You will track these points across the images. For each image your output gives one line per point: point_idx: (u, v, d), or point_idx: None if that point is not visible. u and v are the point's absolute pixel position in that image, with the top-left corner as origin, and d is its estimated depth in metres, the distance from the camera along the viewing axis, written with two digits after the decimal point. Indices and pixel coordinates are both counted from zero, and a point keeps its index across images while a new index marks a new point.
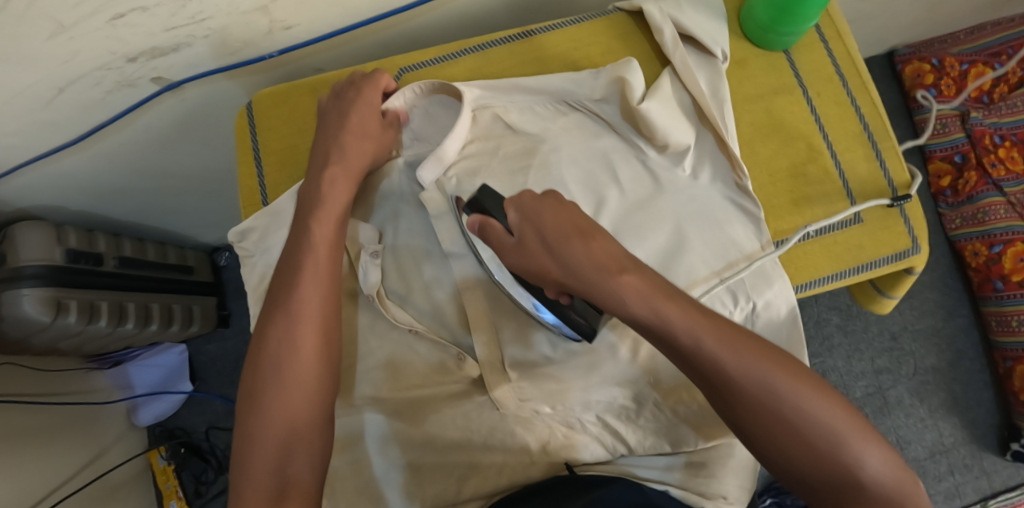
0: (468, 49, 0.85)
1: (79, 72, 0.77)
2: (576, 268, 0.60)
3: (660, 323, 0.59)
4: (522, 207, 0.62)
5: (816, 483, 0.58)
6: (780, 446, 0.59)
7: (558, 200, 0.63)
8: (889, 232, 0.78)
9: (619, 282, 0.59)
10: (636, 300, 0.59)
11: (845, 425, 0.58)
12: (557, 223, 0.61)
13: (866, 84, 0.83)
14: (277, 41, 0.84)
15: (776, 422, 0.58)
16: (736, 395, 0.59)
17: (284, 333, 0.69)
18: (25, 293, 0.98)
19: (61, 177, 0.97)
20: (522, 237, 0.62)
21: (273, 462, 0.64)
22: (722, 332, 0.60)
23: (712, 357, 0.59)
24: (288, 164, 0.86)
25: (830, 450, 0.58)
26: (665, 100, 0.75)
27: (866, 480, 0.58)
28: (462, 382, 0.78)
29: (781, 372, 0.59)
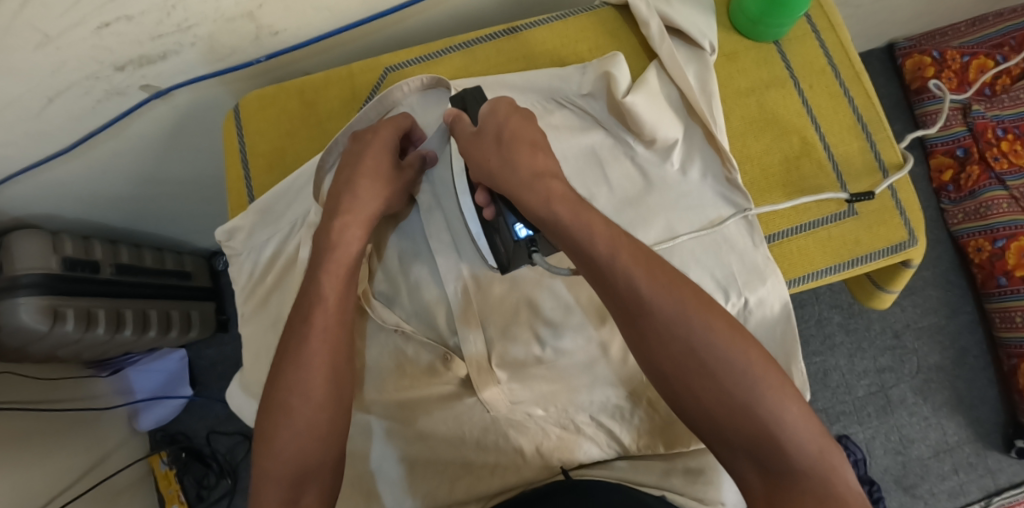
0: (455, 46, 0.84)
1: (67, 82, 0.77)
2: (513, 165, 0.66)
3: (581, 243, 0.62)
4: (495, 107, 0.69)
5: (729, 432, 0.58)
6: (693, 385, 0.59)
7: (528, 116, 0.69)
8: (884, 224, 0.77)
9: (547, 185, 0.65)
10: (557, 201, 0.64)
11: (764, 377, 0.58)
12: (519, 127, 0.68)
13: (859, 74, 0.82)
14: (264, 46, 0.83)
15: (691, 358, 0.59)
16: (651, 322, 0.60)
17: (296, 379, 0.68)
18: (22, 303, 0.98)
19: (56, 186, 0.97)
20: (483, 127, 0.68)
21: (284, 497, 0.65)
22: (641, 261, 0.62)
23: (631, 284, 0.61)
24: (277, 166, 0.86)
25: (741, 394, 0.58)
26: (652, 94, 0.74)
27: (780, 435, 0.57)
28: (451, 384, 0.78)
29: (698, 309, 0.60)
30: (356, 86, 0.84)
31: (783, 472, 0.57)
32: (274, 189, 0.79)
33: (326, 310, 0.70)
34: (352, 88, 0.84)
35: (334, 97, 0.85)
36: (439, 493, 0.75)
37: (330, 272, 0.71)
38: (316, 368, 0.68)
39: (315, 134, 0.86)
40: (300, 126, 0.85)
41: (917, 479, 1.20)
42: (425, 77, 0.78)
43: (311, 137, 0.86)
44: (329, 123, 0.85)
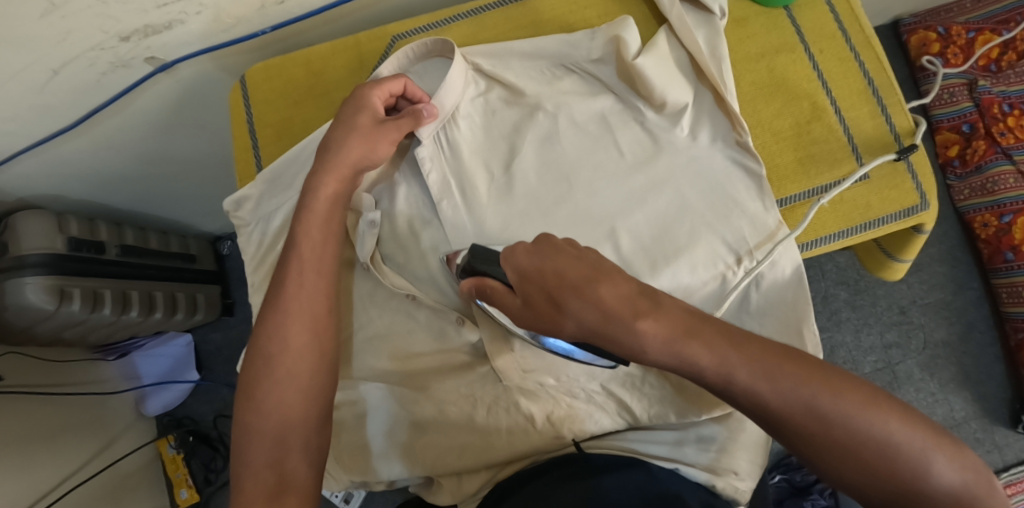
0: (462, 14, 0.86)
1: (72, 53, 0.76)
2: (588, 322, 0.56)
3: (684, 365, 0.56)
4: (520, 267, 0.59)
5: (886, 499, 0.55)
6: (836, 467, 0.55)
7: (553, 246, 0.58)
8: (896, 188, 0.79)
9: (635, 325, 0.54)
10: (656, 346, 0.55)
11: (905, 439, 0.54)
12: (556, 274, 0.57)
13: (870, 39, 0.84)
14: (271, 16, 0.84)
15: (832, 446, 0.54)
16: (779, 418, 0.55)
17: (275, 329, 0.70)
18: (27, 282, 0.98)
19: (61, 165, 0.97)
20: (527, 299, 0.59)
21: (269, 456, 0.65)
22: (751, 358, 0.55)
23: (750, 392, 0.55)
24: (283, 136, 0.87)
25: (889, 463, 0.53)
26: (661, 57, 0.75)
27: (936, 491, 0.53)
28: (464, 352, 0.80)
29: (825, 393, 0.55)
30: (363, 55, 0.85)
31: None
32: (283, 157, 0.79)
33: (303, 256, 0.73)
34: (359, 57, 0.85)
35: (339, 67, 0.86)
36: (448, 460, 0.78)
37: (309, 221, 0.74)
38: (293, 322, 0.70)
39: (322, 104, 0.87)
40: (306, 96, 0.86)
41: None
42: (428, 42, 0.78)
43: (317, 107, 0.87)
44: (335, 92, 0.86)
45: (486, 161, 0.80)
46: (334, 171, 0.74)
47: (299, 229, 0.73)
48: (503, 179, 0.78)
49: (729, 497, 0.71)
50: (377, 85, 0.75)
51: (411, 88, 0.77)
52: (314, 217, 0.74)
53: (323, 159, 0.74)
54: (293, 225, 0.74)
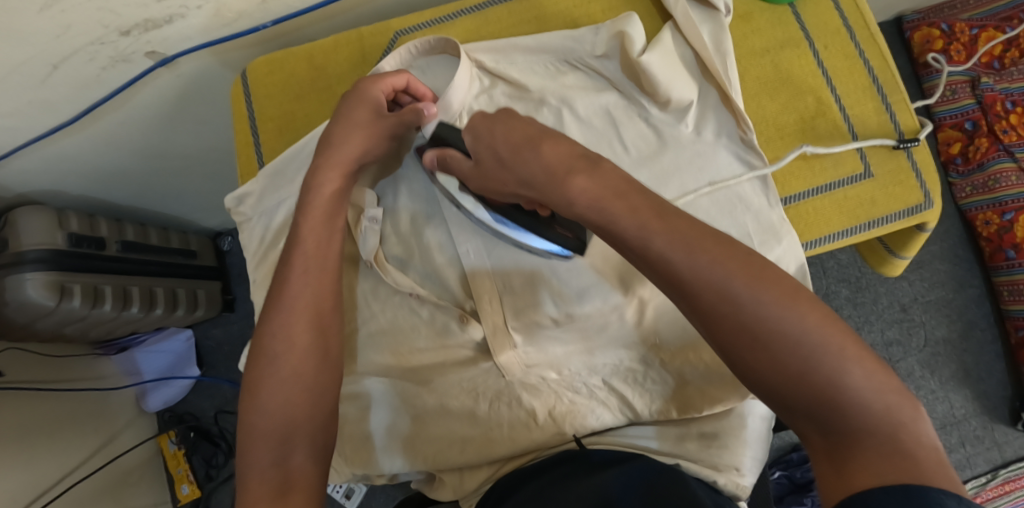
0: (464, 9, 0.85)
1: (72, 47, 0.76)
2: (527, 178, 0.64)
3: (606, 224, 0.58)
4: (475, 130, 0.69)
5: (792, 402, 0.51)
6: (745, 356, 0.52)
7: (508, 115, 0.68)
8: (900, 185, 0.79)
9: (567, 181, 0.60)
10: (585, 201, 0.59)
11: (821, 337, 0.51)
12: (504, 137, 0.66)
13: (874, 35, 0.83)
14: (272, 11, 0.83)
15: (742, 329, 0.52)
16: (691, 292, 0.54)
17: (279, 326, 0.69)
18: (28, 278, 0.98)
19: (60, 160, 0.96)
20: (478, 157, 0.69)
21: (274, 454, 0.64)
22: (676, 231, 0.55)
23: (663, 259, 0.55)
24: (285, 132, 0.87)
25: (801, 356, 0.51)
26: (666, 54, 0.74)
27: (848, 396, 0.50)
28: (468, 348, 0.80)
29: (742, 276, 0.53)
30: (365, 50, 0.85)
31: (850, 438, 0.49)
32: (285, 152, 0.79)
33: (305, 254, 0.72)
34: (361, 52, 0.85)
35: (340, 61, 0.85)
36: (452, 455, 0.78)
37: (312, 218, 0.73)
38: (298, 319, 0.70)
39: (323, 98, 0.86)
40: (307, 91, 0.86)
41: None
42: (431, 39, 0.78)
43: (319, 101, 0.86)
44: (336, 87, 0.86)
45: None
46: (336, 166, 0.74)
47: (299, 227, 0.73)
48: None
49: (731, 494, 0.70)
50: (380, 79, 0.75)
51: (414, 84, 0.77)
52: (317, 214, 0.73)
53: (324, 154, 0.74)
54: (296, 220, 0.73)
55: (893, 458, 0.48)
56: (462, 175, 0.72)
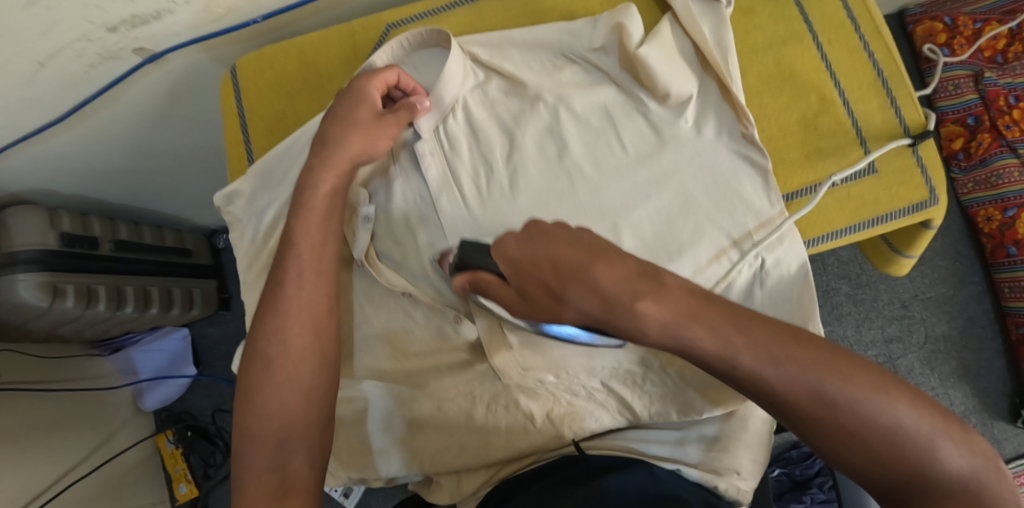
0: (458, 2, 0.84)
1: (59, 44, 0.74)
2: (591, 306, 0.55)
3: (686, 345, 0.54)
4: (510, 258, 0.58)
5: (887, 487, 0.53)
6: (839, 451, 0.53)
7: (542, 234, 0.57)
8: (905, 184, 0.78)
9: (636, 308, 0.53)
10: (657, 328, 0.54)
11: (909, 419, 0.52)
12: (548, 258, 0.56)
13: (881, 29, 0.81)
14: (262, 5, 0.82)
15: (834, 430, 0.53)
16: (781, 400, 0.53)
17: (275, 330, 0.69)
18: (20, 279, 0.96)
19: (51, 159, 0.95)
20: (521, 291, 0.58)
21: (271, 458, 0.63)
22: (753, 337, 0.54)
23: (752, 374, 0.54)
24: (276, 130, 0.85)
25: (893, 445, 0.52)
26: (665, 47, 0.74)
27: (939, 474, 0.51)
28: (462, 351, 0.79)
29: (828, 375, 0.53)
30: (357, 46, 0.83)
31: None
32: (274, 151, 0.78)
33: (299, 256, 0.71)
34: (353, 48, 0.83)
35: (332, 58, 0.84)
36: (449, 459, 0.78)
37: (305, 219, 0.72)
38: (295, 322, 0.69)
39: (315, 95, 0.85)
40: (299, 88, 0.85)
41: None
42: (423, 32, 0.77)
43: (311, 99, 0.85)
44: (328, 84, 0.84)
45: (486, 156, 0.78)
46: (336, 168, 0.73)
47: (293, 228, 0.72)
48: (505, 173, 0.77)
49: (732, 499, 0.70)
50: (374, 76, 0.74)
51: (404, 79, 0.76)
52: (312, 215, 0.72)
53: (318, 155, 0.73)
54: (289, 221, 0.73)
55: None
56: (503, 302, 0.60)
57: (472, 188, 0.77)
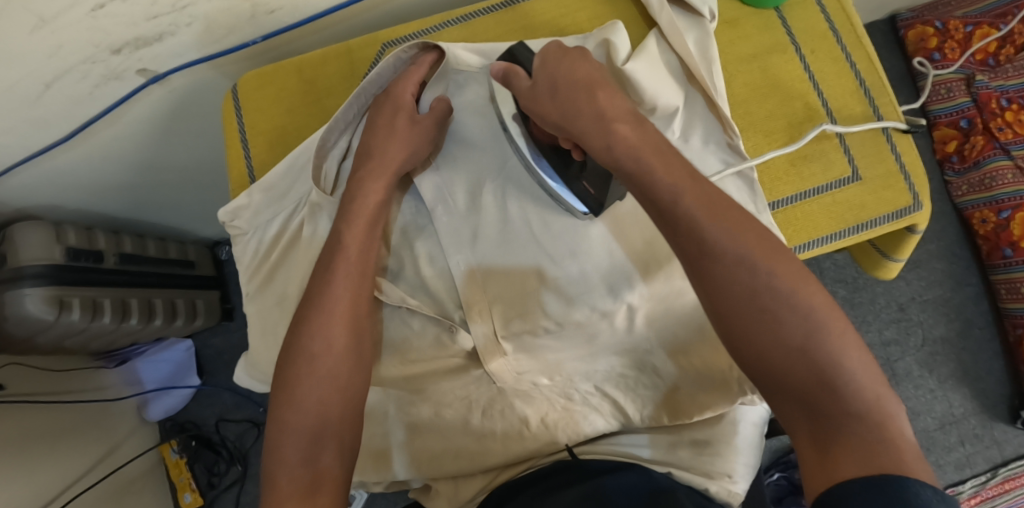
0: (453, 20, 0.86)
1: (64, 67, 0.76)
2: (574, 113, 0.65)
3: (643, 172, 0.60)
4: (547, 56, 0.69)
5: (787, 381, 0.54)
6: (753, 332, 0.55)
7: (581, 55, 0.68)
8: (890, 189, 0.80)
9: (612, 126, 0.63)
10: (621, 147, 0.62)
11: (826, 320, 0.54)
12: (567, 73, 0.67)
13: (861, 38, 0.84)
14: (261, 26, 0.84)
15: (751, 298, 0.55)
16: (710, 257, 0.56)
17: (317, 326, 0.70)
18: (26, 294, 0.98)
19: (57, 176, 0.97)
20: (537, 81, 0.68)
21: (304, 452, 0.64)
22: (705, 199, 0.58)
23: (694, 227, 0.57)
24: (276, 144, 0.87)
25: (805, 341, 0.54)
26: (651, 60, 0.76)
27: (843, 384, 0.52)
28: (458, 357, 0.77)
29: (764, 255, 0.56)
30: (355, 62, 0.85)
31: (838, 423, 0.52)
32: (276, 169, 0.78)
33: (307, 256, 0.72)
34: (350, 64, 0.86)
35: (332, 74, 0.86)
36: (446, 464, 0.80)
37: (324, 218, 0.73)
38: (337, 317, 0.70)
39: (314, 111, 0.87)
40: (299, 103, 0.87)
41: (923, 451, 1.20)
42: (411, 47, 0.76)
43: (309, 115, 0.87)
44: (327, 100, 0.87)
45: (479, 160, 0.78)
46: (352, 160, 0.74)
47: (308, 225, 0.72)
48: (495, 177, 0.78)
49: (723, 500, 0.73)
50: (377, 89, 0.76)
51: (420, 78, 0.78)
52: None
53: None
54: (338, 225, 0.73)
55: (875, 448, 0.50)
56: (518, 92, 0.70)
57: (468, 197, 0.78)
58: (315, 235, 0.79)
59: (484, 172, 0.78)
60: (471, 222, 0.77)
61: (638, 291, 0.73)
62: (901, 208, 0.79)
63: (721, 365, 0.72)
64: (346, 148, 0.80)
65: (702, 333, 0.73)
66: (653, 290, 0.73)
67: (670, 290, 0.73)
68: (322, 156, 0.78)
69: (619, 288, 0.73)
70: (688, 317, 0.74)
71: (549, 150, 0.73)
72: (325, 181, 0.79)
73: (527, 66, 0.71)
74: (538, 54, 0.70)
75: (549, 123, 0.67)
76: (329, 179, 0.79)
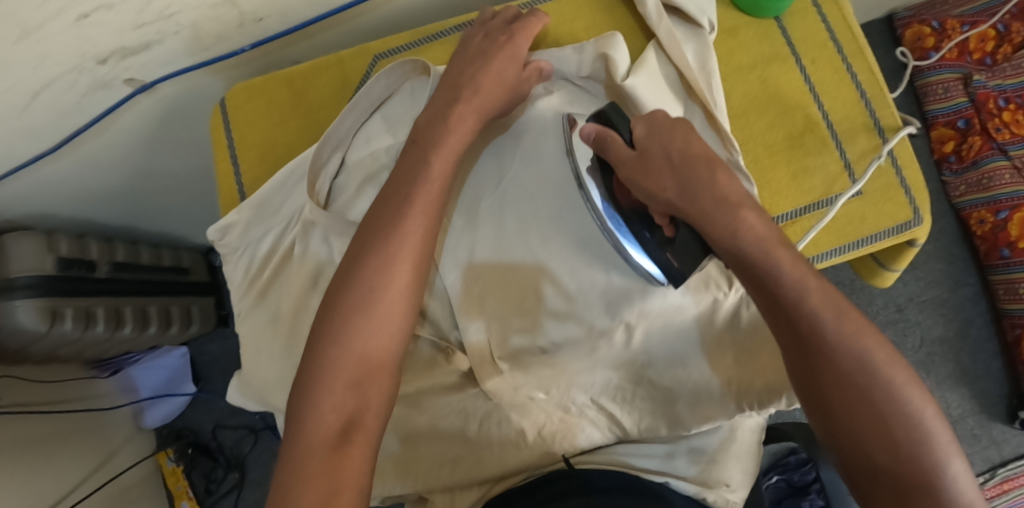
0: (446, 30, 0.85)
1: (51, 76, 0.75)
2: (694, 189, 0.62)
3: (765, 264, 0.59)
4: (652, 124, 0.66)
5: (886, 478, 0.57)
6: (857, 429, 0.57)
7: (688, 127, 0.65)
8: (890, 202, 0.80)
9: (740, 214, 0.60)
10: (749, 237, 0.60)
11: (934, 426, 0.57)
12: (681, 141, 0.64)
13: (862, 49, 0.83)
14: (250, 34, 0.83)
15: (865, 401, 0.57)
16: (824, 356, 0.58)
17: (364, 309, 0.66)
18: (18, 305, 0.97)
19: (46, 185, 0.96)
20: (646, 150, 0.65)
21: (331, 441, 0.61)
22: (829, 296, 0.59)
23: (816, 326, 0.58)
24: (268, 159, 0.86)
25: (915, 447, 0.56)
26: (651, 74, 0.75)
27: (942, 490, 0.55)
28: (454, 375, 0.78)
29: (883, 354, 0.58)
30: (346, 75, 0.85)
31: None
32: (270, 184, 0.78)
33: None
34: (342, 76, 0.85)
35: (323, 86, 0.86)
36: (440, 476, 0.79)
37: None
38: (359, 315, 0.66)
39: (305, 125, 0.86)
40: (290, 117, 0.86)
41: None
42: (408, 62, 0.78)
43: (301, 128, 0.86)
44: (318, 113, 0.86)
45: (484, 179, 0.78)
46: None
47: None
48: (496, 196, 0.77)
49: None
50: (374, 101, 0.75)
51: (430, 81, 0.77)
52: None
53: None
54: None
55: None
56: (616, 160, 0.67)
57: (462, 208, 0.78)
58: (307, 252, 0.78)
59: (487, 190, 0.78)
60: (472, 240, 0.77)
61: (637, 310, 0.73)
62: (903, 221, 0.79)
63: (722, 379, 0.72)
64: (339, 164, 0.80)
65: (701, 348, 0.73)
66: (652, 309, 0.73)
67: (670, 311, 0.73)
68: (315, 173, 0.78)
69: (616, 307, 0.74)
70: (686, 331, 0.73)
71: (633, 217, 0.70)
72: (318, 195, 0.79)
73: (621, 130, 0.68)
74: (640, 121, 0.66)
75: (662, 200, 0.63)
76: (321, 194, 0.79)
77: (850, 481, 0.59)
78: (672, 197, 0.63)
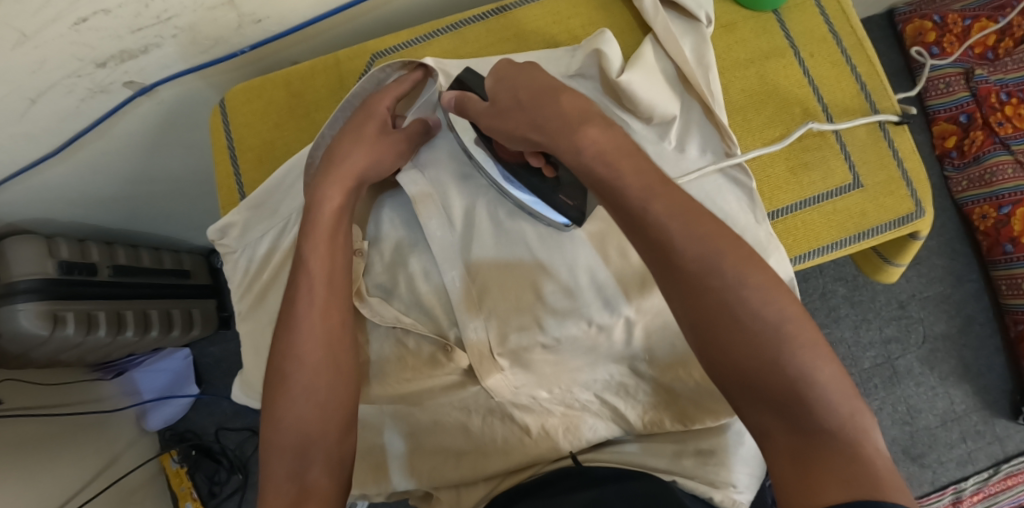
0: (443, 28, 0.85)
1: (48, 82, 0.74)
2: (544, 121, 0.64)
3: (612, 180, 0.60)
4: (499, 73, 0.69)
5: (755, 390, 0.52)
6: (721, 339, 0.53)
7: (534, 67, 0.69)
8: (891, 196, 0.79)
9: (580, 133, 0.62)
10: (591, 152, 0.61)
11: (796, 328, 0.53)
12: (527, 83, 0.67)
13: (861, 42, 0.83)
14: (248, 36, 0.83)
15: (722, 308, 0.54)
16: (676, 264, 0.55)
17: (286, 344, 0.69)
18: (21, 309, 0.97)
19: (46, 190, 0.96)
20: (496, 98, 0.68)
21: (290, 467, 0.64)
22: (674, 204, 0.57)
23: (660, 228, 0.56)
24: (266, 160, 0.86)
25: (776, 353, 0.52)
26: (649, 69, 0.75)
27: (812, 397, 0.51)
28: (453, 374, 0.76)
29: (730, 259, 0.55)
30: (343, 74, 0.85)
31: (813, 438, 0.50)
32: (268, 183, 0.78)
33: (313, 278, 0.70)
34: (339, 76, 0.85)
35: (320, 87, 0.86)
36: (445, 473, 0.79)
37: (316, 237, 0.71)
38: (292, 358, 0.68)
39: (303, 125, 0.86)
40: (288, 117, 0.86)
41: (925, 448, 1.20)
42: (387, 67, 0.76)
43: (299, 129, 0.86)
44: (316, 113, 0.86)
45: (477, 168, 0.78)
46: (339, 181, 0.72)
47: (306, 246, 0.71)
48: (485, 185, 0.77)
49: None
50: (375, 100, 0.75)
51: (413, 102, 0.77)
52: (315, 233, 0.71)
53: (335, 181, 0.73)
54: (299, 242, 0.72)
55: (852, 465, 0.48)
56: (477, 113, 0.70)
57: (464, 210, 0.78)
58: None
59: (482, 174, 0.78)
60: (469, 235, 0.77)
61: (636, 304, 0.73)
62: (908, 212, 0.79)
63: None
64: None
65: None
66: (650, 303, 0.73)
67: (666, 309, 0.73)
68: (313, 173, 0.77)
69: (614, 301, 0.73)
70: None
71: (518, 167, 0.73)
72: None
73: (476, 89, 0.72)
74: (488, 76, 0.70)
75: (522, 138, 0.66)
76: None
77: (728, 400, 0.55)
78: (527, 133, 0.66)
